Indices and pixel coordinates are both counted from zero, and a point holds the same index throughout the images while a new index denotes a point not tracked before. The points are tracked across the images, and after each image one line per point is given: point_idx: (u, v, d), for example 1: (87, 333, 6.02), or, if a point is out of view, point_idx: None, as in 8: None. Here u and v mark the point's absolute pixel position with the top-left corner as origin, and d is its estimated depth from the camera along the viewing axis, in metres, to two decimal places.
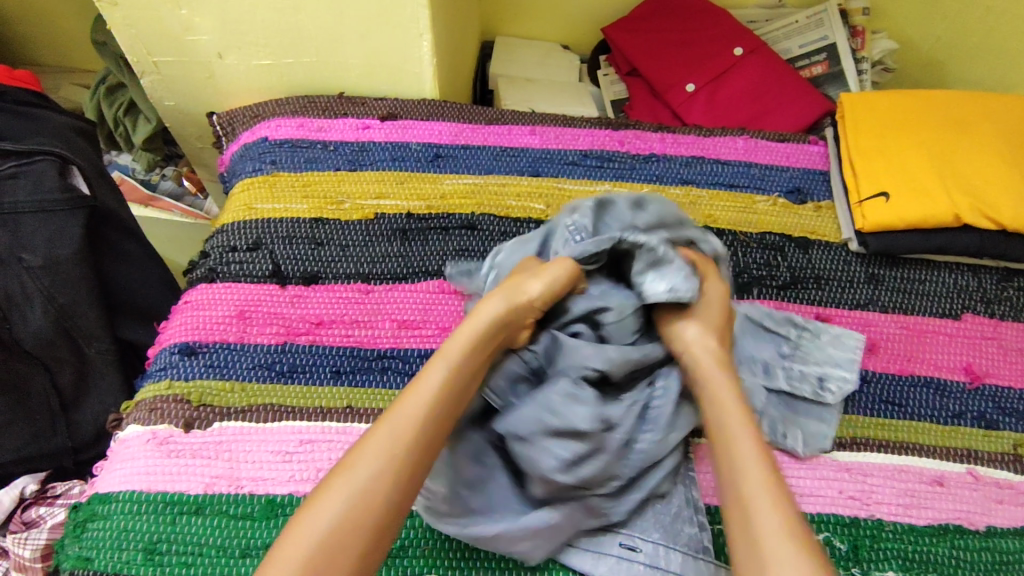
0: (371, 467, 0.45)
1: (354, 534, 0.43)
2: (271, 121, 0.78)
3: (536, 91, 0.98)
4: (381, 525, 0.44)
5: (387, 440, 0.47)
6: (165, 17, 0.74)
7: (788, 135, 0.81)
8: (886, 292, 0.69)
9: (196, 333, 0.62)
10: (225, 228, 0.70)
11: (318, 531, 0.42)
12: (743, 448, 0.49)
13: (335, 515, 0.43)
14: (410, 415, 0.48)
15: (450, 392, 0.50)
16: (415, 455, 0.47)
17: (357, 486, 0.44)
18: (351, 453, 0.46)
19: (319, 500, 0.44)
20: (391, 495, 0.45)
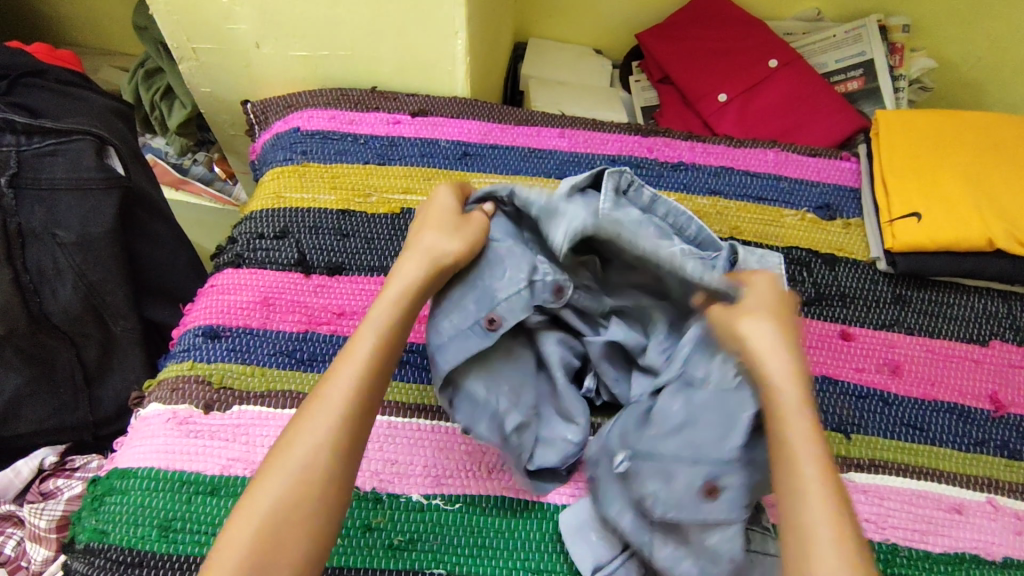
0: (311, 442, 0.45)
1: (299, 514, 0.44)
2: (304, 112, 0.79)
3: (567, 94, 0.98)
4: (327, 496, 0.45)
5: (323, 418, 0.46)
6: (207, 5, 0.76)
7: (819, 150, 0.80)
8: (912, 314, 0.68)
9: (220, 317, 0.63)
10: (253, 215, 0.71)
11: (266, 508, 0.43)
12: (796, 433, 0.43)
13: (275, 499, 0.44)
14: (339, 389, 0.47)
15: (380, 362, 0.49)
16: (351, 427, 0.47)
17: (292, 470, 0.45)
18: (286, 435, 0.46)
19: (261, 483, 0.45)
20: (336, 463, 0.46)
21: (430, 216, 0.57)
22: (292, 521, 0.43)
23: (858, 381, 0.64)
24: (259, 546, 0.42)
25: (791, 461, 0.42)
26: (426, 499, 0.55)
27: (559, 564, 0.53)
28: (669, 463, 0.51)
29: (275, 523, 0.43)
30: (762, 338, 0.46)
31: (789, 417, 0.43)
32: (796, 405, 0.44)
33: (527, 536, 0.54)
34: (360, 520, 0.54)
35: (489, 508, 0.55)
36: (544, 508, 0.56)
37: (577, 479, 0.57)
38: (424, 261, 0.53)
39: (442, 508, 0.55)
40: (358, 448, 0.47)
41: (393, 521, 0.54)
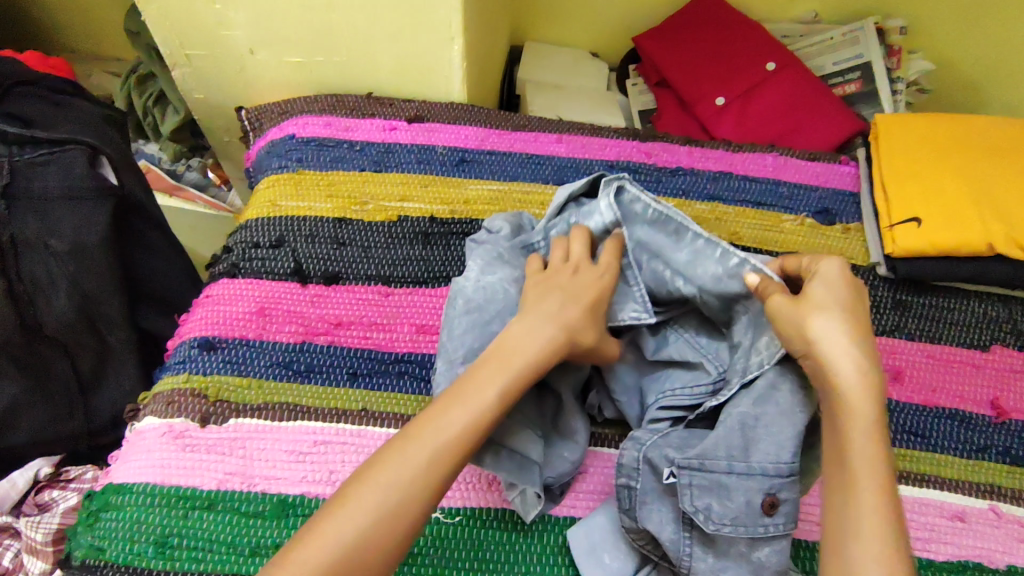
0: (407, 474, 0.43)
1: (376, 549, 0.41)
2: (299, 119, 0.78)
3: (564, 98, 0.97)
4: (404, 536, 0.42)
5: (423, 453, 0.44)
6: (200, 11, 0.75)
7: (818, 154, 0.80)
8: (913, 319, 0.68)
9: (216, 328, 0.63)
10: (249, 224, 0.70)
11: (344, 538, 0.40)
12: (857, 433, 0.43)
13: (360, 525, 0.41)
14: (449, 424, 0.45)
15: (498, 413, 0.46)
16: (450, 468, 0.44)
17: (381, 499, 0.42)
18: (383, 457, 0.43)
19: (345, 501, 0.42)
20: (426, 504, 0.43)
21: (543, 283, 0.54)
22: (365, 556, 0.40)
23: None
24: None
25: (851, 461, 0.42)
26: None
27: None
28: (723, 478, 0.48)
29: (353, 559, 0.40)
30: (826, 331, 0.46)
31: (851, 417, 0.43)
32: (863, 410, 0.43)
33: (528, 549, 0.54)
34: None
35: (490, 521, 0.55)
36: (547, 521, 0.55)
37: (572, 497, 0.56)
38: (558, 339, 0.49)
39: (442, 522, 0.54)
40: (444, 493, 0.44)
41: None
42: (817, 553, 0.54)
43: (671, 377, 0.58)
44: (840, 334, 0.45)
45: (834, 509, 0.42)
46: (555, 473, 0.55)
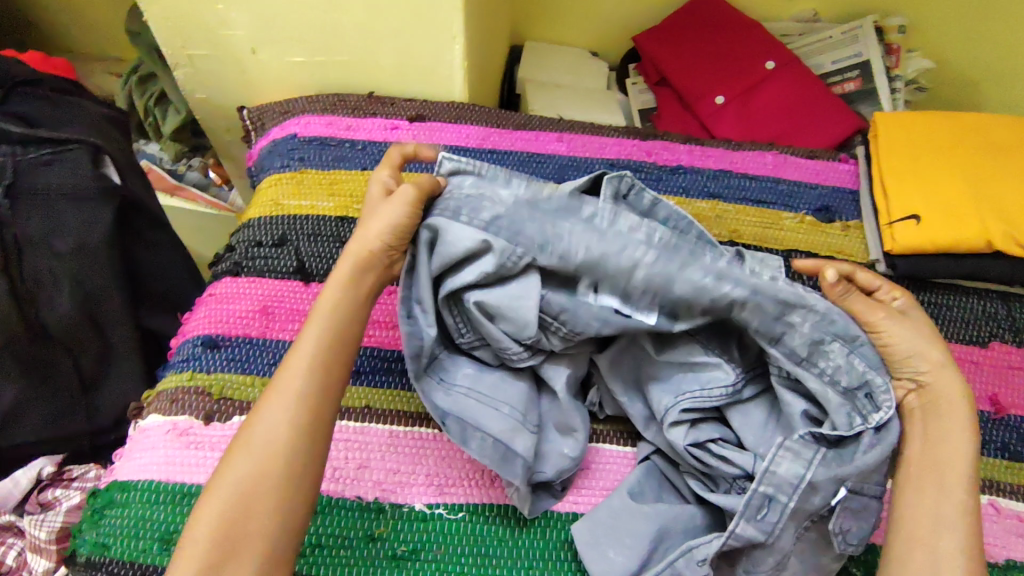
0: (272, 422, 0.47)
1: (260, 492, 0.45)
2: (301, 118, 0.78)
3: (564, 97, 0.98)
4: (286, 478, 0.46)
5: (278, 404, 0.48)
6: (202, 11, 0.75)
7: (818, 152, 0.80)
8: None
9: (219, 326, 0.63)
10: (252, 223, 0.70)
11: (227, 495, 0.45)
12: (959, 445, 0.48)
13: (240, 480, 0.45)
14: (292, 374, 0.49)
15: (325, 349, 0.50)
16: (310, 407, 0.48)
17: (251, 451, 0.46)
18: (248, 423, 0.48)
19: (226, 468, 0.46)
20: (293, 444, 0.47)
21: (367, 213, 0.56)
22: (255, 505, 0.44)
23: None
24: (225, 529, 0.43)
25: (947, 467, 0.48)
26: (430, 508, 0.55)
27: (565, 572, 0.53)
28: (864, 499, 0.49)
29: (237, 514, 0.44)
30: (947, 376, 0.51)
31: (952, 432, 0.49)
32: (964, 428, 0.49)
33: (531, 544, 0.54)
34: (364, 530, 0.53)
35: (494, 516, 0.55)
36: (551, 516, 0.56)
37: (573, 493, 0.57)
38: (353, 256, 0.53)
39: (447, 517, 0.55)
40: (317, 432, 0.48)
41: (397, 531, 0.54)
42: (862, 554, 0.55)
43: (683, 379, 0.56)
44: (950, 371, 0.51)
45: (924, 516, 0.46)
46: (542, 463, 0.55)
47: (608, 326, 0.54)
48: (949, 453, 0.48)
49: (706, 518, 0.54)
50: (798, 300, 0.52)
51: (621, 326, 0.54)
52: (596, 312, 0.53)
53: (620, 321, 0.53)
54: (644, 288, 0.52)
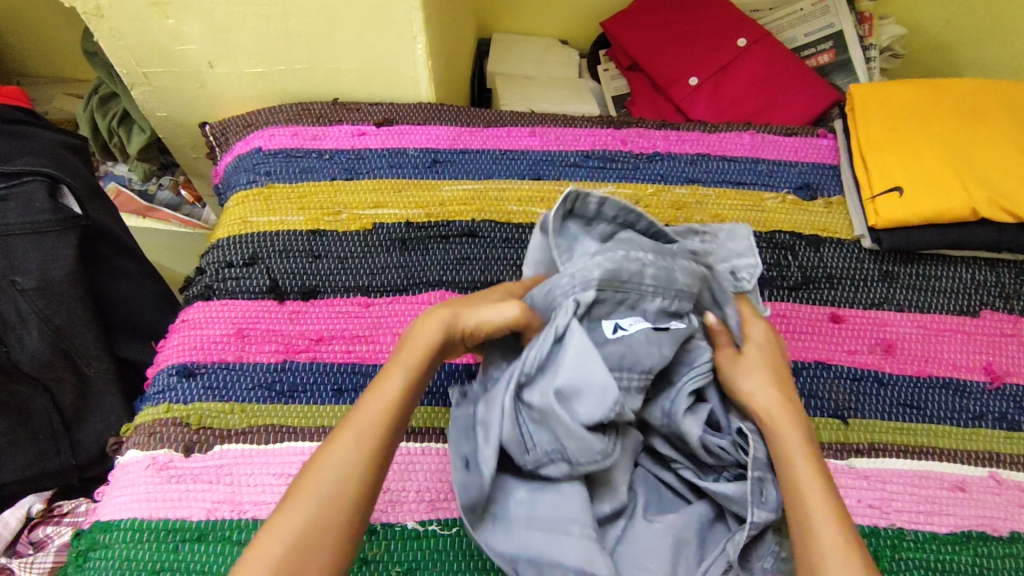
0: (345, 462, 0.42)
1: (321, 543, 0.39)
2: (265, 131, 0.76)
3: (535, 89, 0.95)
4: (347, 531, 0.40)
5: (357, 442, 0.43)
6: (154, 27, 0.73)
7: (795, 129, 0.78)
8: (901, 290, 0.67)
9: (194, 354, 0.61)
10: (220, 243, 0.68)
11: (285, 544, 0.38)
12: (798, 462, 0.48)
13: (305, 523, 0.39)
14: (376, 413, 0.45)
15: (409, 396, 0.47)
16: (381, 455, 0.44)
17: (323, 494, 0.41)
18: (314, 459, 0.43)
19: (284, 508, 0.40)
20: (363, 497, 0.42)
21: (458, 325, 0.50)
22: (308, 566, 0.38)
23: (847, 361, 0.63)
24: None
25: (797, 482, 0.46)
26: (422, 525, 0.54)
27: None
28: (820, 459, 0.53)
29: (294, 566, 0.38)
30: (763, 394, 0.51)
31: (792, 452, 0.48)
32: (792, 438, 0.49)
33: None
34: (355, 554, 0.52)
35: None
36: None
37: None
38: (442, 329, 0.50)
39: (441, 533, 0.53)
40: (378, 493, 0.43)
41: (390, 552, 0.52)
42: (876, 539, 0.53)
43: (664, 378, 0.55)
44: (762, 383, 0.52)
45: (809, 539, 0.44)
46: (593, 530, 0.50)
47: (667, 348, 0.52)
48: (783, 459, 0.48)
49: (708, 509, 0.53)
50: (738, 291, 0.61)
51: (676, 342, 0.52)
52: (649, 341, 0.51)
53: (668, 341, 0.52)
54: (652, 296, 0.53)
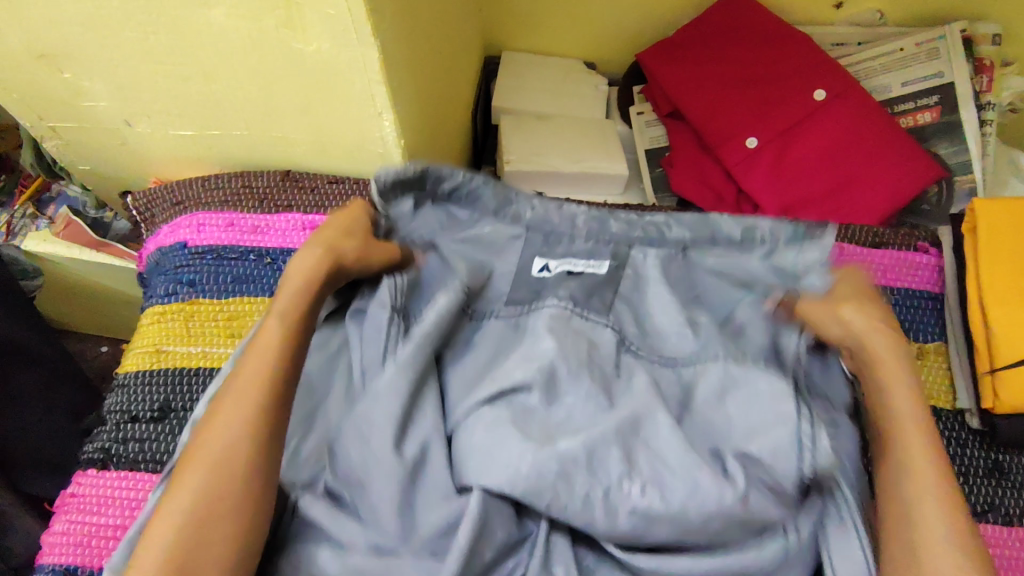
0: (229, 436, 0.39)
1: (221, 503, 0.37)
2: (193, 216, 0.60)
3: (549, 135, 0.76)
4: (249, 496, 0.38)
5: (238, 405, 0.40)
6: (49, 80, 0.57)
7: (885, 234, 0.59)
8: (1011, 494, 0.49)
9: (75, 553, 0.47)
10: (128, 382, 0.54)
11: (180, 515, 0.37)
12: (916, 441, 0.42)
13: (190, 501, 0.37)
14: (251, 377, 0.42)
15: (293, 343, 0.44)
16: (270, 412, 0.41)
17: (208, 464, 0.38)
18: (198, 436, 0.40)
19: (176, 486, 0.38)
20: (258, 454, 0.39)
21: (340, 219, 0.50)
22: (219, 502, 0.37)
23: None
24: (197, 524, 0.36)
25: (904, 469, 0.41)
26: None
27: None
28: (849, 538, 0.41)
29: (189, 543, 0.36)
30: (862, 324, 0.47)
31: (905, 430, 0.42)
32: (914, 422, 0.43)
33: None
34: None
35: None
36: None
37: None
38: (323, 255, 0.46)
39: None
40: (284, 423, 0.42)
41: None
42: None
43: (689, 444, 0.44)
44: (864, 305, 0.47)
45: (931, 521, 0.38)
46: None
47: (563, 289, 0.51)
48: (904, 447, 0.42)
49: None
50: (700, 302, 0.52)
51: (581, 285, 0.52)
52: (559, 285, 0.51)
53: (578, 281, 0.52)
54: (587, 235, 0.55)
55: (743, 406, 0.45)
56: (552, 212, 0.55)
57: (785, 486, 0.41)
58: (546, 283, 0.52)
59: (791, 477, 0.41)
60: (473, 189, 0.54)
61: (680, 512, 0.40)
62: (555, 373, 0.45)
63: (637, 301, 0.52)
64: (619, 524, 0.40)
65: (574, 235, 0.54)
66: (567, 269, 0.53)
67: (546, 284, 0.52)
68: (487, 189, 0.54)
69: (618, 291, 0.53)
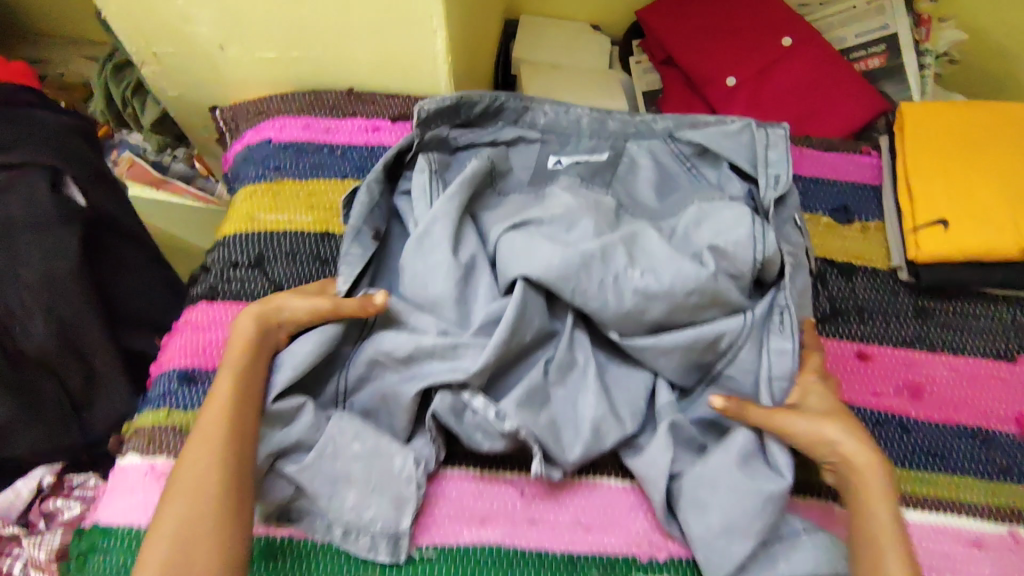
0: (196, 474, 0.48)
1: (198, 530, 0.46)
2: (275, 120, 0.73)
3: (562, 79, 0.90)
4: (219, 523, 0.47)
5: (200, 449, 0.49)
6: (162, 6, 0.69)
7: (837, 143, 0.73)
8: (935, 329, 0.64)
9: (196, 359, 0.60)
10: (227, 240, 0.67)
11: (166, 543, 0.45)
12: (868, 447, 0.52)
13: (173, 528, 0.46)
14: (213, 420, 0.51)
15: (240, 392, 0.52)
16: (231, 453, 0.49)
17: (183, 496, 0.47)
18: (176, 474, 0.49)
19: (159, 523, 0.47)
20: (226, 483, 0.48)
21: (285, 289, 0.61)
22: (198, 534, 0.46)
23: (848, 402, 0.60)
24: (196, 492, 0.47)
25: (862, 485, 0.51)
26: (418, 552, 0.53)
27: None
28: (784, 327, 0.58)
29: (175, 559, 0.45)
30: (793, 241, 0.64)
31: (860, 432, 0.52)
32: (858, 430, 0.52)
33: None
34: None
35: (481, 558, 0.53)
36: (546, 558, 0.54)
37: (583, 487, 0.57)
38: (257, 316, 0.56)
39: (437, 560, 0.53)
40: (255, 400, 0.53)
41: None
42: None
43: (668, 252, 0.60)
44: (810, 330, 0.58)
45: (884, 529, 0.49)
46: (443, 390, 0.55)
47: (568, 166, 0.70)
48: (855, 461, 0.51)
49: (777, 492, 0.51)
50: (677, 178, 0.70)
51: (576, 163, 0.70)
52: (571, 168, 0.70)
53: (584, 164, 0.70)
54: (591, 134, 0.72)
55: (715, 228, 0.60)
56: (566, 119, 0.73)
57: (742, 271, 0.58)
58: (559, 172, 0.70)
59: (745, 265, 0.58)
60: (500, 105, 0.72)
61: (668, 288, 0.56)
62: (571, 210, 0.63)
63: (631, 181, 0.70)
64: (625, 302, 0.57)
65: (581, 133, 0.73)
66: (575, 159, 0.70)
67: (559, 172, 0.70)
68: (511, 102, 0.71)
69: (616, 173, 0.71)
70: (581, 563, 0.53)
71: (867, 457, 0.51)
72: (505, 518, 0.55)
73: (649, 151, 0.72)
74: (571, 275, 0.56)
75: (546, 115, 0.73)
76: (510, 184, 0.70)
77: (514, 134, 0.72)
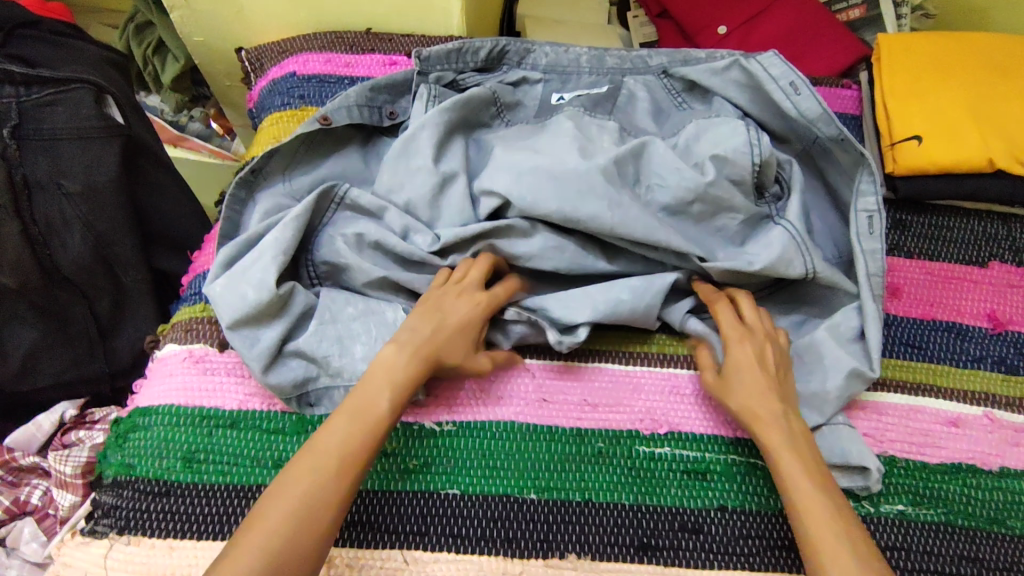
0: (311, 488, 0.46)
1: (297, 554, 0.43)
2: (299, 56, 0.78)
3: (563, 32, 0.96)
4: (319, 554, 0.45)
5: (329, 473, 0.47)
6: None
7: (820, 78, 0.79)
8: (912, 238, 0.69)
9: None
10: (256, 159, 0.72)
11: (261, 548, 0.43)
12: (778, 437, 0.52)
13: (268, 542, 0.43)
14: (345, 437, 0.48)
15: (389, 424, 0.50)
16: (350, 479, 0.47)
17: (292, 521, 0.44)
18: (284, 480, 0.46)
19: (252, 524, 0.44)
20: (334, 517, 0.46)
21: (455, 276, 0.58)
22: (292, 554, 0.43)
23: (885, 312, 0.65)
24: (305, 522, 0.44)
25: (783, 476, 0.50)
26: (439, 426, 0.58)
27: (587, 479, 0.56)
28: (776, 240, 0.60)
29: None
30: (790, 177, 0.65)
31: (764, 423, 0.52)
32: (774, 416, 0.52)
33: (538, 456, 0.57)
34: None
35: (496, 430, 0.58)
36: (556, 432, 0.58)
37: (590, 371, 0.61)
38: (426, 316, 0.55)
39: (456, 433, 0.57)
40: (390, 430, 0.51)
41: (408, 447, 0.57)
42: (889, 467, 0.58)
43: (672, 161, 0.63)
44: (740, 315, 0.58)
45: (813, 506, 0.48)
46: None
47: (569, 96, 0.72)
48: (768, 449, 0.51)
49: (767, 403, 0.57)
50: (670, 108, 0.73)
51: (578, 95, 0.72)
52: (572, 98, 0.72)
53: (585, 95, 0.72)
54: (590, 71, 0.74)
55: (713, 140, 0.65)
56: (567, 57, 0.75)
57: (745, 177, 0.62)
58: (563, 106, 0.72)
59: (747, 170, 0.62)
60: (502, 48, 0.74)
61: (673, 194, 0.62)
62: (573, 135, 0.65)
63: (630, 112, 0.72)
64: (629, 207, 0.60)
65: (581, 72, 0.75)
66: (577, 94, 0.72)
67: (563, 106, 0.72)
68: (514, 46, 0.74)
69: (616, 104, 0.72)
70: (588, 436, 0.58)
71: (769, 422, 0.52)
72: (519, 396, 0.60)
73: (646, 84, 0.74)
74: (571, 187, 0.60)
75: (547, 55, 0.75)
76: (518, 116, 0.72)
77: (514, 72, 0.74)
